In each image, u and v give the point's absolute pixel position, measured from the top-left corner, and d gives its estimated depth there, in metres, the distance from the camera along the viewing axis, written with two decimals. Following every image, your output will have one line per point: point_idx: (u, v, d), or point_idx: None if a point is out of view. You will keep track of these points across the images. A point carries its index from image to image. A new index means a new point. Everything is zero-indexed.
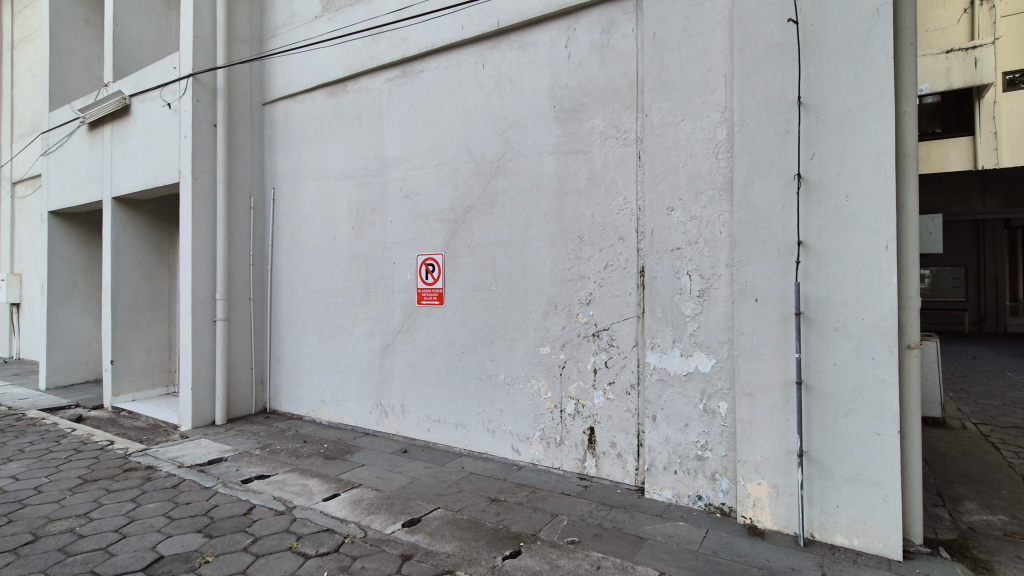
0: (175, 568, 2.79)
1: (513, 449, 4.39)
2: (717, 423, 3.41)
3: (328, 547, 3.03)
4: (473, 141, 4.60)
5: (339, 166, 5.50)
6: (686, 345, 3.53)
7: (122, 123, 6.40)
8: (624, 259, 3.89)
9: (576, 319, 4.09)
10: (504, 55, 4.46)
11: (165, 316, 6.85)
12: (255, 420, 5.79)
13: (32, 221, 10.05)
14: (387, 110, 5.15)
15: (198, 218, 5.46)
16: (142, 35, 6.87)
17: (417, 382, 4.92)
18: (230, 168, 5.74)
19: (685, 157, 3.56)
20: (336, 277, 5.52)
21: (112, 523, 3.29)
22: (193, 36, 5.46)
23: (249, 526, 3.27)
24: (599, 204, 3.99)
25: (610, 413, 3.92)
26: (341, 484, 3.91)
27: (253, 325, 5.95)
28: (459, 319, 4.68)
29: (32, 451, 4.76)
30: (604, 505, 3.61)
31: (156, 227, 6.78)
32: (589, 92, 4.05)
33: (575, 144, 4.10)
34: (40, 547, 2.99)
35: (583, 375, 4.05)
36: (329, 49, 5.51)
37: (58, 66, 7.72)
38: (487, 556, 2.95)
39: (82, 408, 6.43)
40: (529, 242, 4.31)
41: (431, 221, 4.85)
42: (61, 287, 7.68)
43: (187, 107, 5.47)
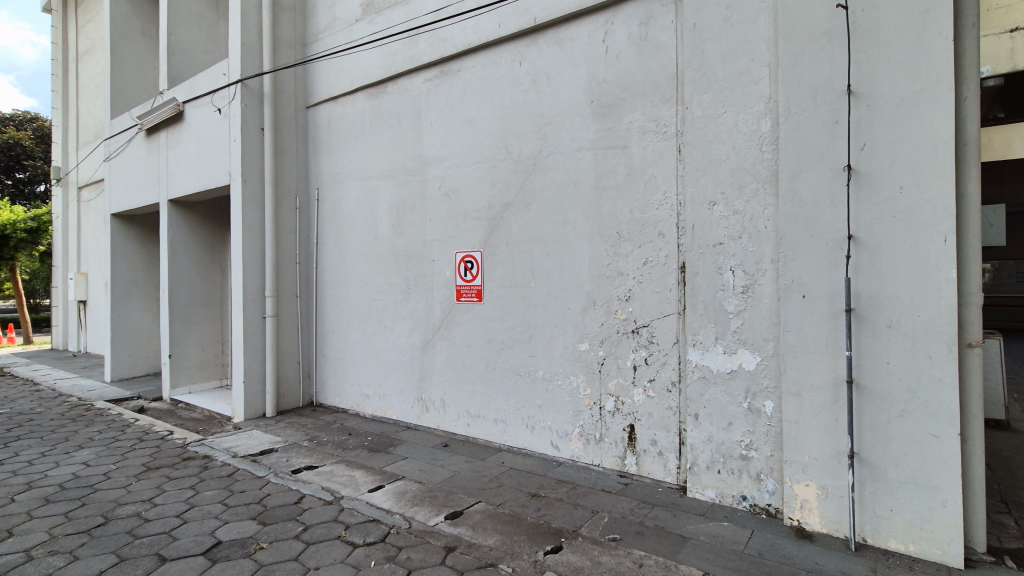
0: (232, 553, 2.93)
1: (552, 446, 4.40)
2: (763, 422, 3.32)
3: (375, 537, 3.12)
4: (511, 138, 4.61)
5: (380, 165, 5.62)
6: (729, 342, 3.46)
7: (176, 129, 6.71)
8: (665, 255, 3.83)
9: (615, 316, 4.07)
10: (541, 51, 4.46)
11: (217, 313, 7.16)
12: (302, 412, 6.00)
13: (96, 223, 10.67)
14: (425, 109, 5.23)
15: (247, 218, 5.68)
16: (195, 43, 7.19)
17: (457, 377, 4.99)
18: (276, 169, 5.94)
19: (727, 150, 3.48)
20: (377, 275, 5.65)
21: (174, 509, 3.48)
22: (241, 43, 5.68)
23: (300, 515, 3.40)
24: (639, 198, 3.94)
25: (651, 411, 3.88)
26: (386, 476, 4.01)
27: (299, 321, 6.15)
28: (497, 315, 4.71)
29: (100, 439, 5.08)
30: (645, 503, 3.58)
31: (208, 228, 7.08)
32: (627, 86, 4.00)
33: (613, 139, 4.06)
34: (111, 529, 3.19)
35: (623, 372, 4.02)
36: (369, 52, 5.63)
37: (118, 76, 8.15)
38: (529, 550, 2.98)
39: (143, 399, 6.81)
40: (567, 239, 4.30)
41: (469, 219, 4.89)
42: (123, 285, 8.13)
43: (235, 112, 5.69)
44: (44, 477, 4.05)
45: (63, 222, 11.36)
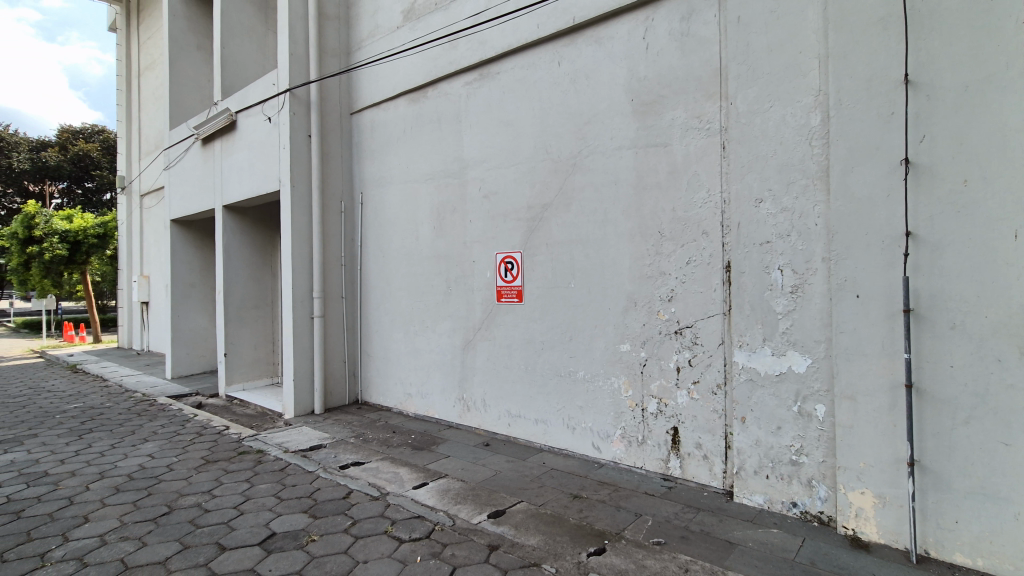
0: (286, 544, 3.04)
1: (593, 447, 4.37)
2: (815, 426, 3.20)
3: (421, 533, 3.18)
4: (551, 138, 4.61)
5: (421, 168, 5.72)
6: (778, 344, 3.36)
7: (229, 138, 7.03)
8: (709, 254, 3.75)
9: (658, 316, 4.01)
10: (579, 51, 4.44)
11: (268, 313, 7.45)
12: (348, 410, 6.17)
13: (157, 228, 11.28)
14: (465, 112, 5.30)
15: (295, 222, 5.90)
16: (247, 55, 7.52)
17: (498, 377, 5.03)
18: (323, 175, 6.15)
19: (774, 145, 3.38)
20: (419, 276, 5.76)
21: (231, 501, 3.64)
22: (288, 54, 5.91)
23: (349, 509, 3.50)
24: (682, 196, 3.88)
25: (696, 413, 3.80)
26: (429, 473, 4.09)
27: (344, 321, 6.34)
28: (538, 316, 4.72)
29: (163, 433, 5.38)
30: (690, 507, 3.52)
31: (259, 232, 7.38)
32: (669, 83, 3.94)
33: (654, 137, 4.01)
34: (175, 518, 3.37)
35: (666, 374, 3.96)
36: (410, 57, 5.74)
37: (176, 89, 8.61)
38: (572, 551, 2.97)
39: (201, 395, 7.16)
40: (607, 238, 4.27)
41: (509, 219, 4.93)
42: (182, 287, 8.58)
43: (284, 120, 5.92)
44: (114, 467, 4.32)
45: (127, 227, 12.07)
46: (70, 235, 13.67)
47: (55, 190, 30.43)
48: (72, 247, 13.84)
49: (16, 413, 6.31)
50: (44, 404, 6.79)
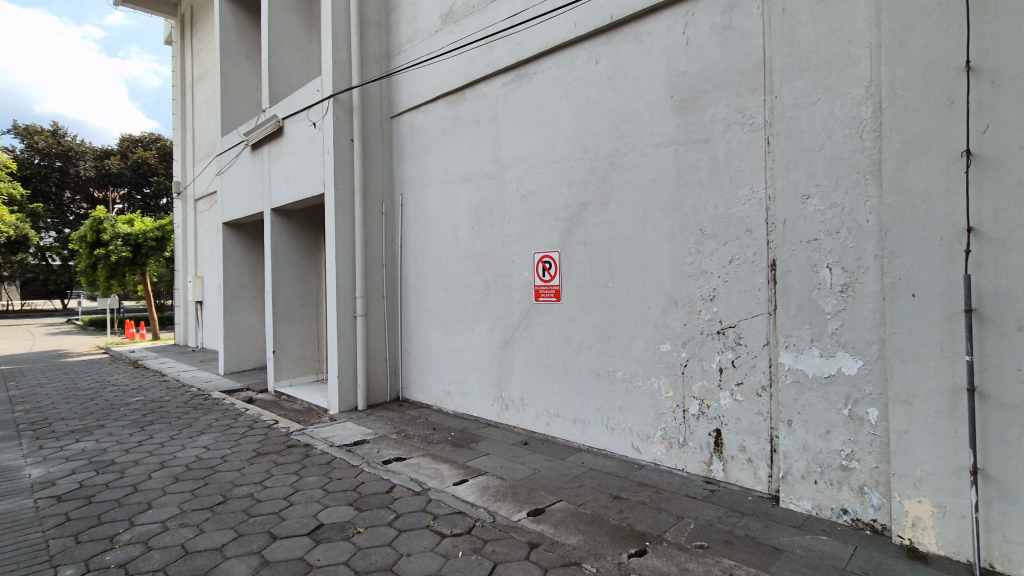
0: (333, 535, 3.15)
1: (633, 448, 4.33)
2: (867, 431, 3.08)
3: (462, 529, 3.23)
4: (588, 136, 4.59)
5: (459, 169, 5.79)
6: (826, 345, 3.24)
7: (275, 144, 7.30)
8: (753, 252, 3.66)
9: (699, 316, 3.94)
10: (617, 48, 4.41)
11: (313, 312, 7.69)
12: (390, 406, 6.31)
13: (210, 231, 11.83)
14: (502, 113, 5.34)
15: (338, 223, 6.08)
16: (292, 64, 7.79)
17: (536, 376, 5.04)
18: (365, 178, 6.31)
19: (822, 139, 3.27)
20: (457, 276, 5.83)
21: (281, 492, 3.80)
22: (332, 61, 6.09)
23: (392, 503, 3.59)
24: (724, 193, 3.79)
25: (739, 416, 3.72)
26: (469, 470, 4.14)
27: (386, 320, 6.48)
28: (576, 315, 4.71)
29: (218, 426, 5.64)
30: (734, 511, 3.44)
31: (304, 234, 7.63)
32: (710, 78, 3.86)
33: (695, 134, 3.94)
34: (230, 507, 3.54)
35: (708, 375, 3.88)
36: (448, 60, 5.82)
37: (228, 98, 9.02)
38: (613, 551, 2.96)
39: (251, 391, 7.47)
40: (647, 237, 4.22)
41: (547, 219, 4.93)
42: (233, 287, 8.97)
43: (328, 125, 6.11)
44: (174, 457, 4.57)
45: (183, 230, 12.72)
46: (132, 238, 14.52)
47: (117, 196, 32.38)
48: (134, 249, 14.69)
49: (85, 404, 6.75)
50: (110, 397, 7.24)
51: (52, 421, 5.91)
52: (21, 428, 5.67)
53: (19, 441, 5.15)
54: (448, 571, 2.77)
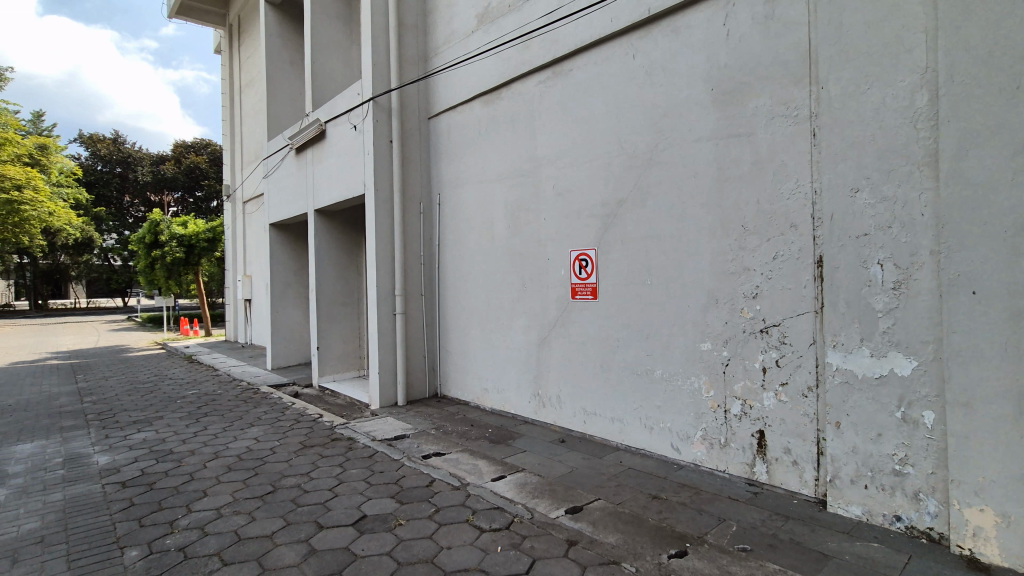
0: (377, 526, 3.23)
1: (672, 448, 4.27)
2: (922, 435, 2.94)
3: (501, 524, 3.27)
4: (625, 133, 4.55)
5: (496, 168, 5.83)
6: (877, 345, 3.12)
7: (318, 146, 7.53)
8: (799, 249, 3.55)
9: (742, 314, 3.85)
10: (655, 43, 4.35)
11: (354, 310, 7.90)
12: (428, 403, 6.42)
13: (257, 231, 12.32)
14: (538, 111, 5.34)
15: (379, 223, 6.24)
16: (334, 68, 8.01)
17: (573, 374, 5.03)
18: (404, 178, 6.44)
19: (873, 129, 3.13)
20: (494, 274, 5.88)
21: (327, 483, 3.93)
22: (371, 65, 6.24)
23: (432, 497, 3.66)
24: (767, 188, 3.69)
25: (784, 417, 3.61)
26: (507, 467, 4.18)
27: (424, 318, 6.60)
28: (613, 313, 4.68)
29: (266, 419, 5.88)
30: (778, 514, 3.35)
31: (346, 233, 7.84)
32: (752, 69, 3.77)
33: (737, 127, 3.84)
34: (279, 496, 3.69)
35: (751, 374, 3.79)
36: (484, 60, 5.86)
37: (273, 103, 9.36)
38: (652, 552, 2.93)
39: (297, 386, 7.74)
40: (687, 233, 4.15)
41: (584, 216, 4.91)
42: (279, 285, 9.32)
43: (368, 127, 6.26)
44: (227, 448, 4.79)
45: (233, 231, 13.30)
46: (185, 239, 15.27)
47: (171, 200, 34.11)
48: (188, 249, 15.44)
49: (145, 397, 7.16)
50: (167, 390, 7.65)
51: (117, 412, 6.30)
52: (89, 418, 6.06)
53: (88, 430, 5.52)
54: (487, 565, 2.81)
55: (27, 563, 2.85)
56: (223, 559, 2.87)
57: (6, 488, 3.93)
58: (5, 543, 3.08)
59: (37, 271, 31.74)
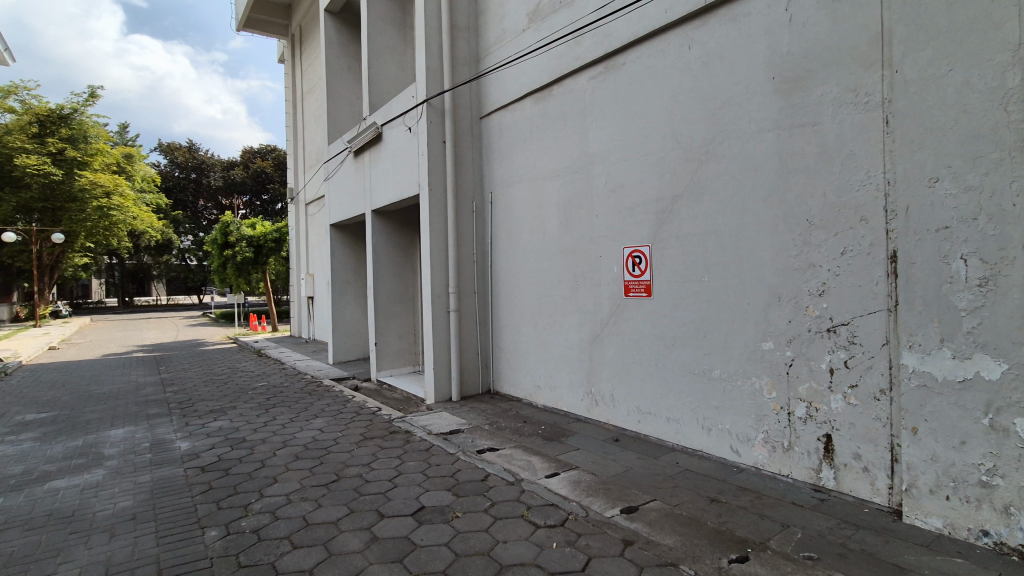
0: (434, 518, 3.32)
1: (732, 450, 4.15)
2: (1013, 445, 2.70)
3: (556, 520, 3.28)
4: (681, 126, 4.44)
5: (547, 166, 5.83)
6: (960, 346, 2.90)
7: (375, 149, 7.78)
8: (870, 244, 3.35)
9: (807, 313, 3.68)
10: (712, 32, 4.22)
11: (409, 307, 8.13)
12: (482, 398, 6.52)
13: (318, 232, 12.87)
14: (590, 107, 5.30)
15: (433, 222, 6.39)
16: (389, 72, 8.24)
17: (627, 373, 4.97)
18: (457, 178, 6.55)
19: (954, 113, 2.92)
20: (547, 272, 5.88)
21: (386, 474, 4.08)
22: (425, 68, 6.39)
23: (487, 491, 3.72)
24: (834, 180, 3.51)
25: (853, 421, 3.43)
26: (560, 464, 4.19)
27: (477, 315, 6.70)
28: (669, 311, 4.59)
29: (329, 411, 6.16)
30: (847, 523, 3.19)
31: (402, 233, 8.07)
32: (818, 55, 3.58)
33: (801, 117, 3.68)
34: (342, 485, 3.86)
35: (817, 375, 3.62)
36: (536, 57, 5.86)
37: (333, 109, 9.75)
38: (712, 555, 2.86)
39: (357, 379, 8.06)
40: (747, 229, 4.00)
41: (637, 212, 4.84)
42: (339, 283, 9.72)
43: (423, 129, 6.42)
44: (294, 438, 5.06)
45: (297, 232, 13.98)
46: (254, 240, 16.20)
47: (240, 203, 36.21)
48: (256, 249, 16.37)
49: (220, 388, 7.67)
50: (239, 382, 8.16)
51: (195, 401, 6.79)
52: (171, 406, 6.56)
53: (171, 417, 5.98)
54: (543, 560, 2.83)
55: (123, 538, 3.13)
56: (293, 542, 3.04)
57: (104, 469, 4.32)
58: (103, 519, 3.39)
59: (124, 270, 34.53)
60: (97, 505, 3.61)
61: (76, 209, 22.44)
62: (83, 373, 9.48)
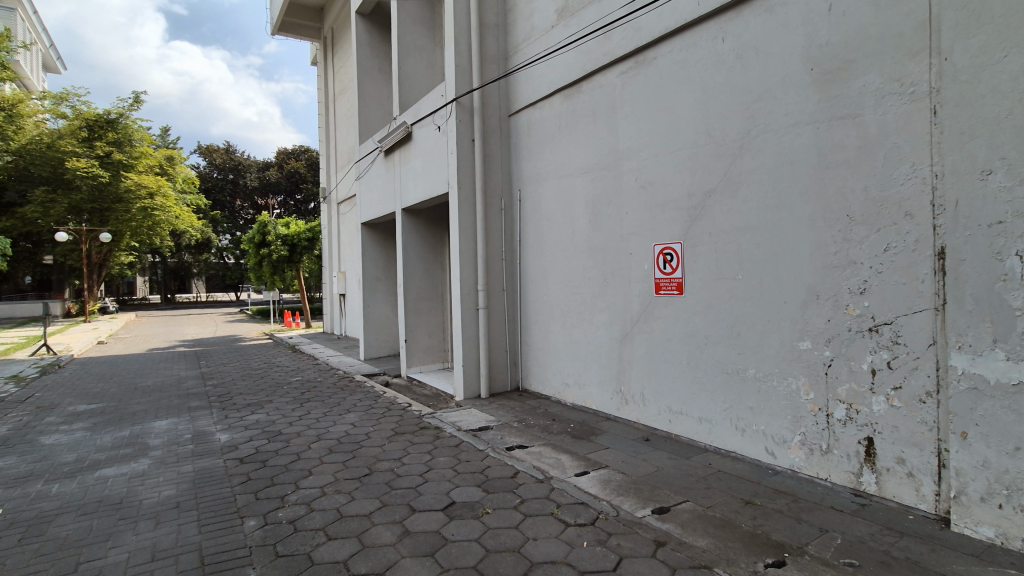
0: (465, 513, 3.35)
1: (767, 452, 4.05)
2: None
3: (586, 519, 3.26)
4: (714, 121, 4.34)
5: (576, 163, 5.79)
6: (1014, 347, 2.73)
7: (405, 148, 7.87)
8: (915, 240, 3.22)
9: (847, 312, 3.55)
10: (746, 24, 4.12)
11: (439, 305, 8.20)
12: (510, 396, 6.54)
13: (350, 231, 13.12)
14: (619, 102, 5.23)
15: (462, 220, 6.43)
16: (419, 72, 8.32)
17: (658, 372, 4.90)
18: (486, 176, 6.58)
19: (1009, 102, 2.75)
20: (575, 269, 5.85)
21: (417, 469, 4.13)
22: (454, 67, 6.43)
23: (517, 489, 3.73)
24: (876, 173, 3.38)
25: (896, 424, 3.30)
26: (590, 463, 4.16)
27: (506, 312, 6.71)
28: (701, 309, 4.51)
29: (360, 406, 6.28)
30: (890, 529, 3.07)
31: (432, 231, 8.15)
32: (859, 44, 3.45)
33: (841, 108, 3.55)
34: (375, 479, 3.93)
35: (858, 376, 3.50)
36: (565, 54, 5.82)
37: (364, 109, 9.91)
38: (746, 559, 2.80)
39: (388, 376, 8.18)
40: (783, 225, 3.89)
41: (668, 209, 4.76)
42: (370, 281, 9.89)
43: (452, 127, 6.46)
44: (327, 432, 5.17)
45: (329, 231, 14.28)
46: (289, 238, 16.63)
47: (275, 203, 37.21)
48: (291, 248, 16.81)
49: (257, 382, 7.90)
50: (275, 376, 8.39)
51: (233, 395, 7.01)
52: (211, 399, 6.80)
53: (211, 410, 6.19)
54: (574, 559, 2.82)
55: (167, 525, 3.26)
56: (328, 534, 3.10)
57: (149, 459, 4.50)
58: (149, 506, 3.54)
59: (166, 268, 35.88)
60: (143, 493, 3.76)
61: (122, 209, 23.47)
62: (130, 366, 9.91)
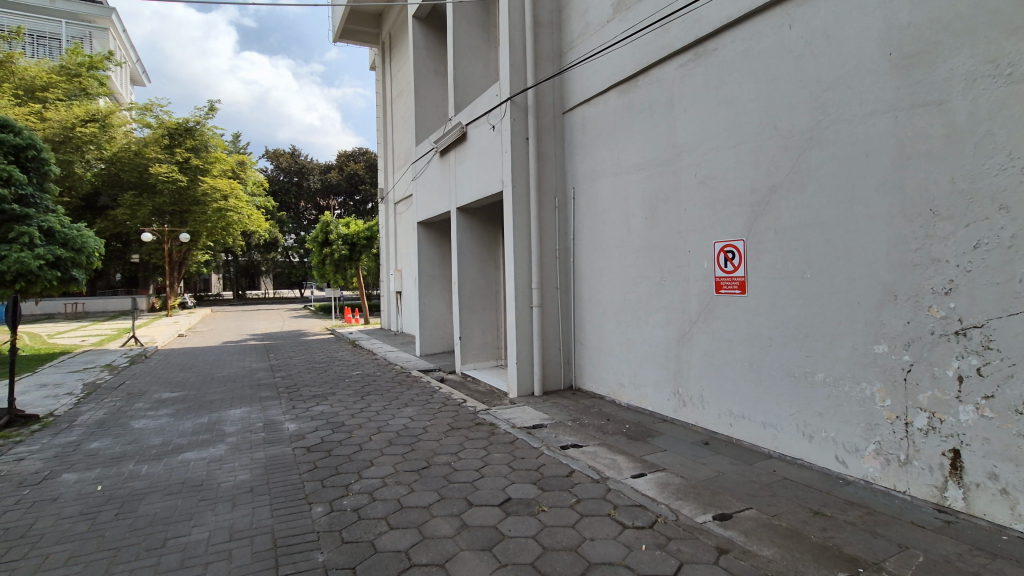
0: (521, 510, 3.37)
1: (837, 460, 3.83)
2: None
3: (644, 522, 3.21)
4: (781, 112, 4.15)
5: (632, 159, 5.68)
6: None
7: (460, 148, 7.99)
8: (1010, 236, 2.95)
9: (930, 313, 3.30)
10: (817, 9, 3.90)
11: (492, 302, 8.28)
12: (563, 394, 6.51)
13: (406, 230, 13.49)
14: (678, 96, 5.09)
15: (516, 218, 6.46)
16: (473, 72, 8.42)
17: (718, 374, 4.75)
18: (539, 174, 6.58)
19: None
20: (631, 268, 5.74)
21: (473, 464, 4.19)
22: (509, 65, 6.46)
23: (573, 488, 3.72)
24: (964, 164, 3.13)
25: (988, 436, 3.04)
26: (647, 465, 4.09)
27: (559, 311, 6.69)
28: (764, 309, 4.33)
29: (417, 400, 6.43)
30: (980, 549, 2.83)
31: (485, 229, 8.24)
32: (946, 25, 3.19)
33: (925, 95, 3.30)
34: (433, 472, 4.02)
35: (942, 383, 3.25)
36: (621, 48, 5.72)
37: (421, 111, 10.15)
38: (816, 572, 2.66)
39: (443, 371, 8.35)
40: (857, 221, 3.67)
41: (729, 205, 4.60)
42: (426, 279, 10.12)
43: (507, 126, 6.50)
44: (387, 424, 5.34)
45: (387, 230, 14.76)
46: (349, 238, 17.28)
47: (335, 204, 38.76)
48: (351, 246, 17.45)
49: (320, 375, 8.27)
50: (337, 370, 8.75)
51: (299, 386, 7.38)
52: (279, 390, 7.18)
53: (279, 401, 6.53)
54: (632, 561, 2.78)
55: (243, 507, 3.47)
56: (389, 523, 3.21)
57: (225, 444, 4.81)
58: (226, 489, 3.78)
59: (237, 266, 38.17)
60: (220, 477, 4.02)
61: (199, 211, 25.21)
62: (207, 358, 10.64)
